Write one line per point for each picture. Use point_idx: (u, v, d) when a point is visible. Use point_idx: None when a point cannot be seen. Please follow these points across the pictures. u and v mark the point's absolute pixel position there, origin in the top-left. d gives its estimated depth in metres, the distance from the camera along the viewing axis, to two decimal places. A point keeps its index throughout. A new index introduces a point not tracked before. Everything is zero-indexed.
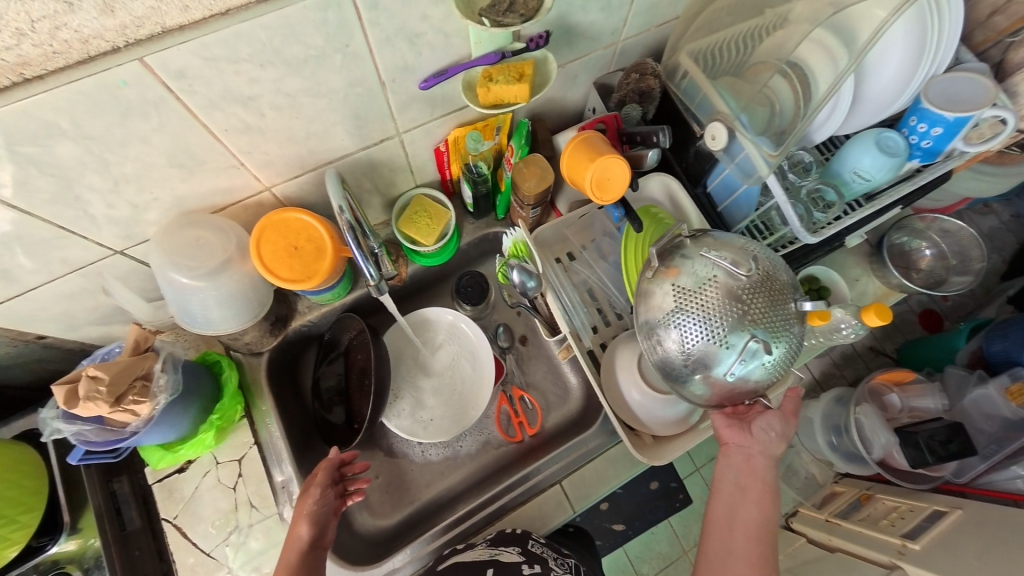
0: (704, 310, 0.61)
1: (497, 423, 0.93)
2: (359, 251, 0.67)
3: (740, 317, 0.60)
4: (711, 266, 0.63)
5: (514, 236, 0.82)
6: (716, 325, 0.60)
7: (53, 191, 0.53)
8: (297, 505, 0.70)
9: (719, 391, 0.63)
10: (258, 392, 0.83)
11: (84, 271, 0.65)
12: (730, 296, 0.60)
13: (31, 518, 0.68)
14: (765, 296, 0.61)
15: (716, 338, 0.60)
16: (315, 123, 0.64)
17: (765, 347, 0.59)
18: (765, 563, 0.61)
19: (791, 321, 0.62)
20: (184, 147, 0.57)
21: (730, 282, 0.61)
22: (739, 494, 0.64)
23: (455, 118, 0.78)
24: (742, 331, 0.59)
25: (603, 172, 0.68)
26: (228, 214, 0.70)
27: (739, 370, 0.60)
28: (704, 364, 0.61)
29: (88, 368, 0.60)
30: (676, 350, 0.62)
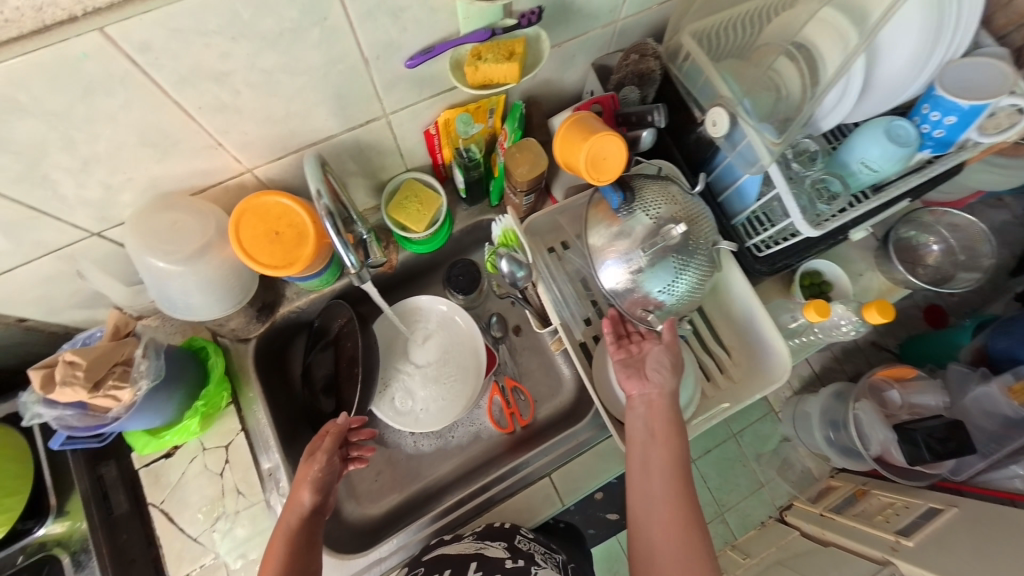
0: (645, 206, 0.70)
1: (488, 413, 0.92)
2: (338, 240, 0.63)
3: (669, 220, 0.70)
4: (661, 183, 0.73)
5: (504, 224, 0.78)
6: (652, 217, 0.70)
7: (18, 170, 0.51)
8: (297, 470, 0.69)
9: (635, 282, 0.70)
10: (246, 379, 0.82)
11: (60, 253, 0.63)
12: (667, 204, 0.71)
13: (15, 502, 0.68)
14: (692, 216, 0.71)
15: (649, 229, 0.69)
16: (295, 102, 0.61)
17: (686, 249, 0.70)
18: (684, 502, 0.61)
19: (704, 247, 0.72)
20: (155, 126, 0.54)
21: (670, 195, 0.72)
22: (648, 439, 0.65)
23: (445, 100, 0.76)
24: (670, 227, 0.68)
25: (597, 151, 0.65)
26: (208, 197, 0.68)
27: (660, 262, 0.69)
28: (633, 250, 0.69)
29: (66, 353, 0.59)
30: (614, 231, 0.71)
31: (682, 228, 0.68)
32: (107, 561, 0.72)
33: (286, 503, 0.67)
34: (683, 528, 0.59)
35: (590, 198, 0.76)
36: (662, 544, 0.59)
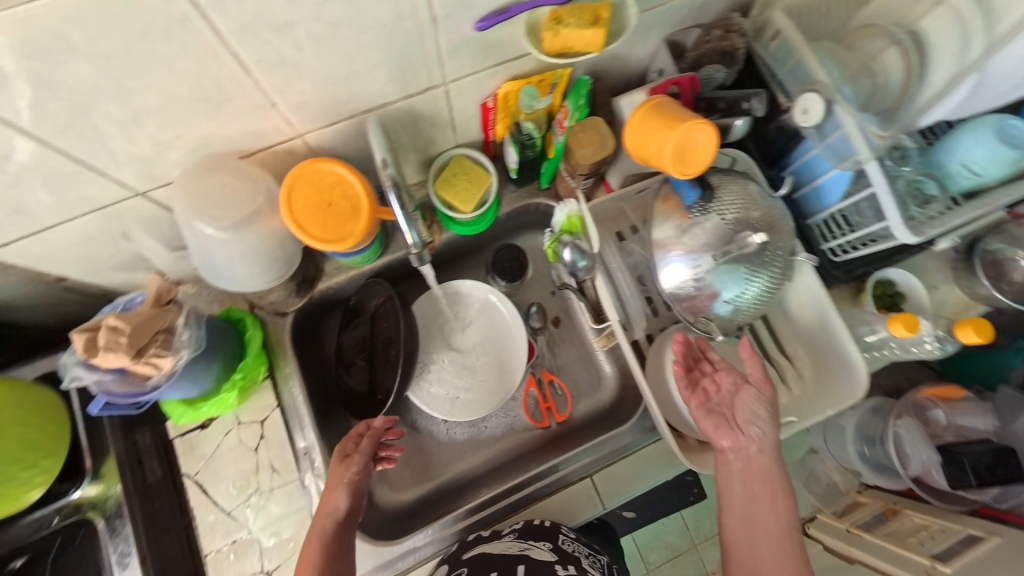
0: (724, 208, 0.63)
1: (524, 406, 0.88)
2: (402, 215, 0.61)
3: (746, 224, 0.62)
4: (741, 180, 0.65)
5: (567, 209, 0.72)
6: (727, 220, 0.62)
7: (67, 118, 0.47)
8: (328, 473, 0.66)
9: (696, 287, 0.64)
10: (283, 354, 0.80)
11: (104, 211, 0.60)
12: (748, 208, 0.62)
13: (53, 463, 0.67)
14: (773, 222, 0.63)
15: (721, 234, 0.62)
16: (356, 62, 0.56)
17: (761, 260, 0.62)
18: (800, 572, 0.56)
19: (783, 259, 0.64)
20: (211, 79, 0.50)
21: (751, 197, 0.63)
22: (750, 503, 0.60)
23: (509, 70, 0.70)
24: (748, 235, 0.61)
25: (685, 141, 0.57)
26: (256, 161, 0.64)
27: (730, 273, 0.62)
28: (700, 254, 0.63)
29: (109, 318, 0.57)
30: (681, 229, 0.64)
31: (762, 236, 0.60)
32: (140, 527, 0.71)
33: (319, 507, 0.65)
34: None
35: (658, 189, 0.68)
36: None
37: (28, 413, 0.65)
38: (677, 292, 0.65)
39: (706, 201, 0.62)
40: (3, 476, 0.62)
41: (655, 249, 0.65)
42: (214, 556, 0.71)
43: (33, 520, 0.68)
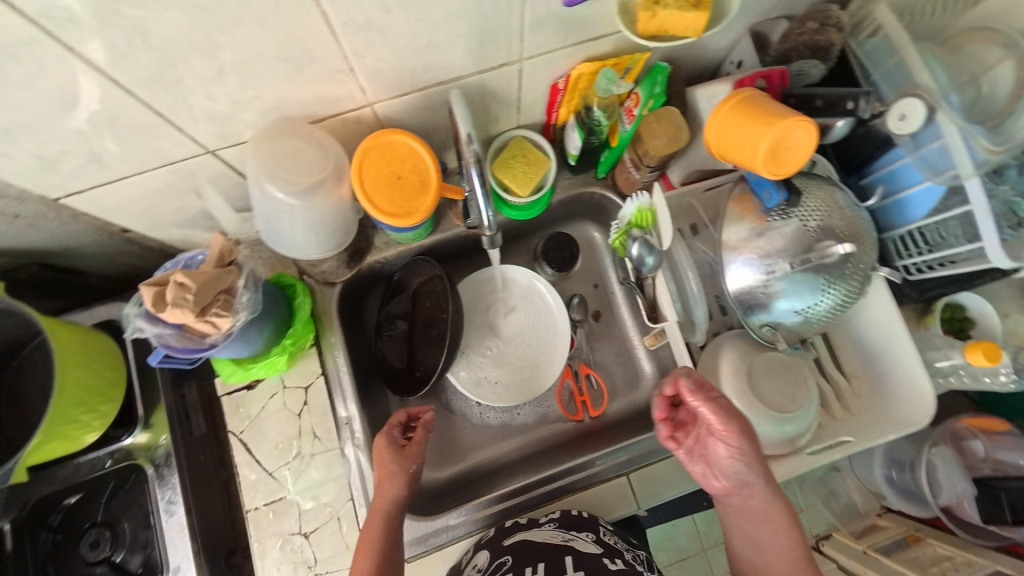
0: (805, 216, 0.60)
1: (558, 398, 0.88)
2: (481, 192, 0.60)
3: (828, 233, 0.59)
4: (829, 188, 0.62)
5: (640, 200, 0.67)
6: (808, 227, 0.59)
7: (155, 69, 0.47)
8: (375, 462, 0.70)
9: (767, 291, 0.61)
10: (329, 324, 0.81)
11: (174, 167, 0.60)
12: (830, 221, 0.60)
13: (110, 408, 0.70)
14: (855, 234, 0.60)
15: (801, 240, 0.59)
16: (438, 31, 0.54)
17: (841, 272, 0.59)
18: None
19: (863, 272, 0.61)
20: (296, 38, 0.49)
21: (834, 207, 0.60)
22: (757, 547, 0.61)
23: (586, 51, 0.67)
24: (829, 245, 0.58)
25: (783, 138, 0.54)
26: (324, 127, 0.63)
27: (808, 282, 0.60)
28: (775, 260, 0.60)
29: (177, 274, 0.58)
30: (758, 233, 0.61)
31: (848, 246, 0.58)
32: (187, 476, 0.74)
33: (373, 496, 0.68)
34: None
35: (733, 187, 0.65)
36: None
37: (91, 358, 0.68)
38: (746, 298, 0.62)
39: (789, 204, 0.60)
40: (66, 417, 0.64)
41: (727, 252, 0.62)
42: (255, 513, 0.73)
43: (88, 461, 0.71)
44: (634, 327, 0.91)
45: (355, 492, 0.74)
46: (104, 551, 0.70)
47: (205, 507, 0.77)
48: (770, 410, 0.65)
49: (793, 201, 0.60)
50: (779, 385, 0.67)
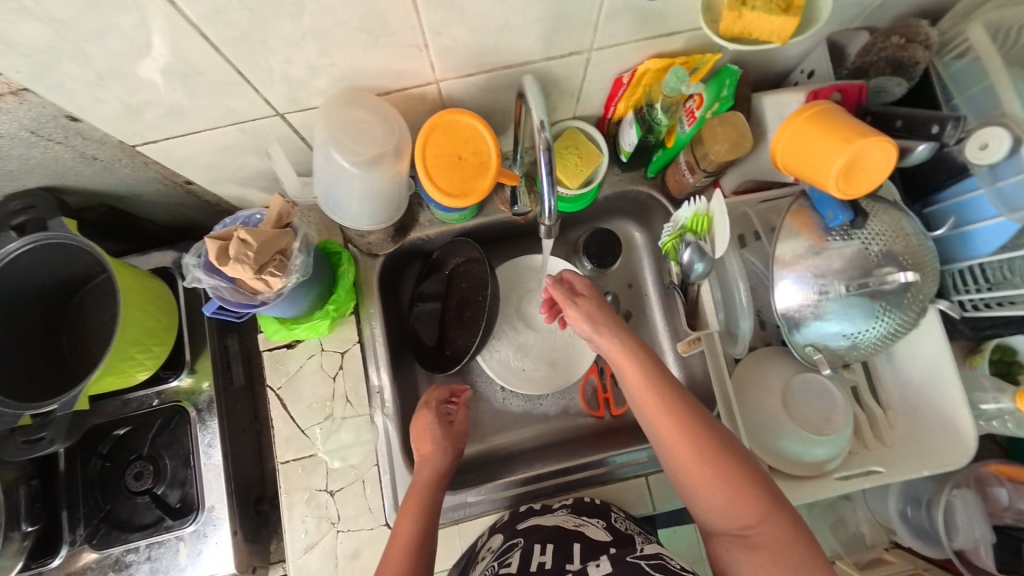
0: (868, 238, 0.59)
1: (581, 393, 0.90)
2: (548, 181, 0.56)
3: (891, 258, 0.58)
4: (895, 213, 0.60)
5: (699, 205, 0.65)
6: (869, 250, 0.58)
7: (244, 29, 0.48)
8: (415, 439, 0.75)
9: (817, 309, 0.60)
10: (369, 294, 0.84)
11: (244, 126, 0.62)
12: (894, 246, 0.58)
13: (162, 350, 0.75)
14: (919, 262, 0.58)
15: (860, 262, 0.58)
16: (516, 14, 0.54)
17: (897, 300, 0.59)
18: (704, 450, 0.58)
19: (922, 302, 0.60)
20: (380, 10, 0.49)
21: (900, 233, 0.59)
22: (648, 416, 0.63)
23: (655, 46, 0.66)
24: (889, 270, 0.58)
25: (858, 156, 0.53)
26: (389, 100, 0.64)
27: (862, 307, 0.59)
28: (830, 280, 0.59)
29: (239, 231, 0.61)
30: (816, 251, 0.60)
31: (912, 275, 0.57)
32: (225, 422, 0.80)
33: (415, 471, 0.72)
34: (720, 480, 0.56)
35: (791, 201, 0.64)
36: (720, 509, 0.56)
37: (149, 301, 0.72)
38: (796, 318, 0.62)
39: (852, 225, 0.59)
40: (125, 353, 0.69)
41: (779, 271, 0.61)
42: (285, 466, 0.78)
43: (137, 398, 0.77)
44: (664, 331, 0.91)
45: (380, 458, 0.79)
46: (146, 483, 0.77)
47: (239, 455, 0.82)
48: (801, 429, 0.66)
49: (856, 222, 0.59)
50: (815, 406, 0.67)
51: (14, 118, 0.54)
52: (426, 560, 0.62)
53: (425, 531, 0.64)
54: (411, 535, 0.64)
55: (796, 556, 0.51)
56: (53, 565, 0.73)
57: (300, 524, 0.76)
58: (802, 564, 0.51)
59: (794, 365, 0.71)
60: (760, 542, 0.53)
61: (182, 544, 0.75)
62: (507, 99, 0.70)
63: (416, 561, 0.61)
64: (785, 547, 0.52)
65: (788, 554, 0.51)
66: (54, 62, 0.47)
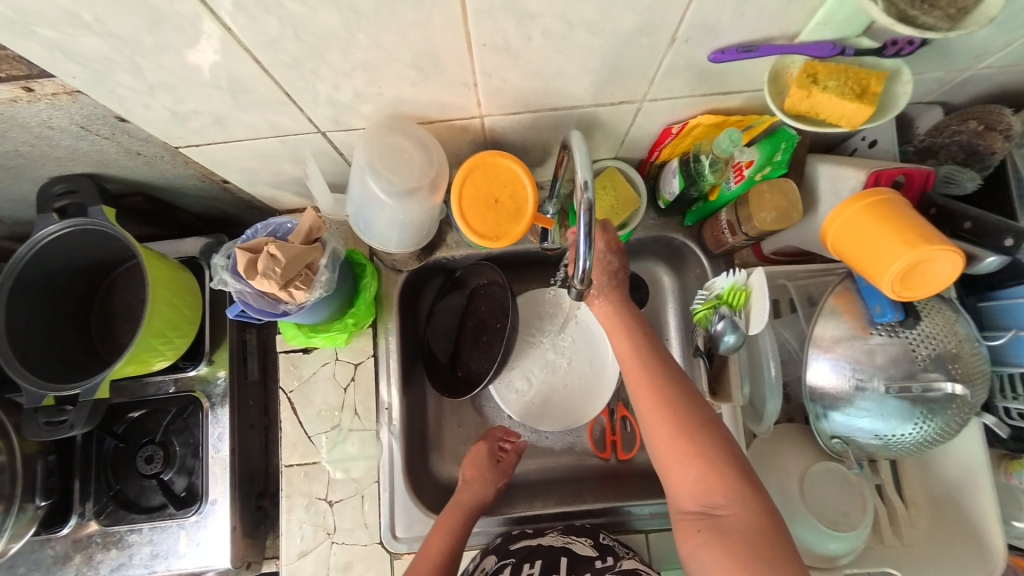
0: (920, 338, 0.56)
1: (589, 433, 0.90)
2: (583, 239, 0.54)
3: (942, 364, 0.55)
4: (950, 315, 0.57)
5: (738, 278, 0.62)
6: (918, 352, 0.55)
7: (295, 57, 0.47)
8: (466, 464, 0.81)
9: (850, 401, 0.58)
10: (388, 308, 0.85)
11: (284, 139, 0.62)
12: (948, 348, 0.55)
13: (182, 343, 0.77)
14: (971, 372, 0.55)
15: (909, 360, 0.55)
16: (571, 63, 0.52)
17: (941, 409, 0.55)
18: (687, 420, 0.57)
19: (968, 412, 0.56)
20: (433, 51, 0.48)
21: (955, 337, 0.56)
22: (635, 381, 0.62)
23: (712, 102, 0.63)
24: (937, 377, 0.54)
25: (920, 262, 0.50)
26: (431, 129, 0.63)
27: (901, 411, 0.56)
28: (872, 375, 0.56)
29: (270, 246, 0.62)
30: (860, 342, 0.57)
31: (961, 387, 0.53)
32: (236, 415, 0.82)
33: (454, 493, 0.78)
34: (695, 453, 0.56)
35: (834, 283, 0.62)
36: (694, 483, 0.55)
37: (176, 294, 0.74)
38: (824, 409, 0.60)
39: (900, 324, 0.56)
40: (149, 344, 0.71)
41: (813, 353, 0.59)
42: (288, 469, 0.81)
43: (154, 382, 0.81)
44: None
45: (381, 475, 0.81)
46: (155, 468, 0.80)
47: (246, 449, 0.84)
48: (816, 520, 0.63)
49: (905, 321, 0.56)
50: (836, 499, 0.65)
51: (66, 114, 0.55)
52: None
53: (451, 555, 0.72)
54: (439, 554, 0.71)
55: (759, 537, 0.50)
56: (62, 533, 0.77)
57: (298, 528, 0.79)
58: (764, 546, 0.50)
59: (813, 449, 0.68)
60: (726, 521, 0.52)
61: (184, 532, 0.78)
62: (550, 137, 0.68)
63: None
64: (751, 526, 0.51)
65: (751, 534, 0.51)
66: (109, 72, 0.47)
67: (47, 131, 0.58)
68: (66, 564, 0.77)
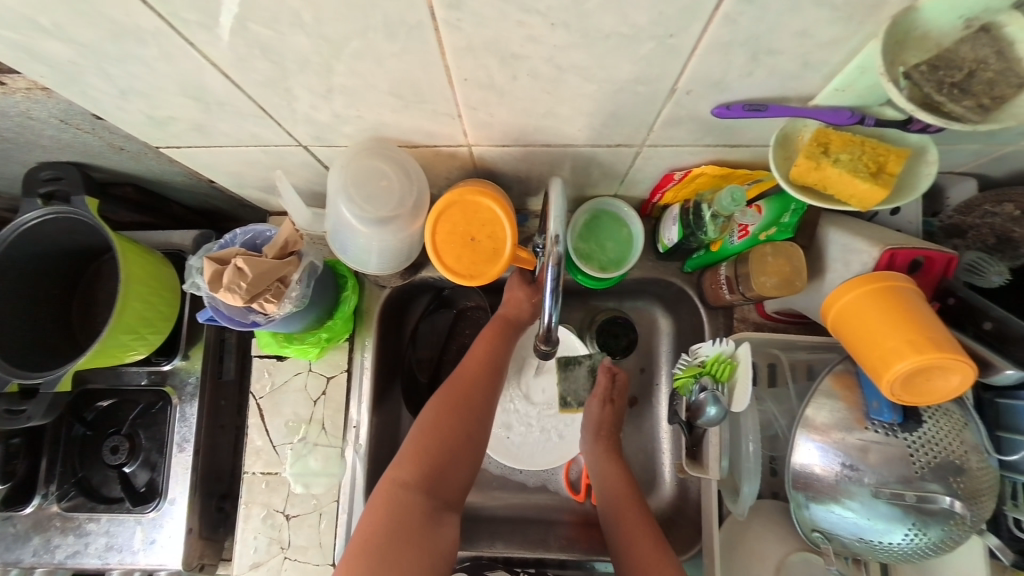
0: (922, 439, 0.50)
1: (566, 469, 0.87)
2: (551, 292, 0.52)
3: (944, 473, 0.49)
4: (960, 421, 0.51)
5: (722, 345, 0.59)
6: (918, 456, 0.50)
7: (268, 76, 0.45)
8: (506, 291, 0.78)
9: (835, 497, 0.52)
10: (368, 323, 0.83)
11: (267, 149, 0.60)
12: (953, 454, 0.50)
13: (156, 338, 0.76)
14: (976, 486, 0.49)
15: (905, 462, 0.50)
16: (563, 105, 0.48)
17: (938, 523, 0.50)
18: (657, 548, 0.65)
19: (971, 529, 0.50)
20: (412, 83, 0.45)
21: (962, 447, 0.50)
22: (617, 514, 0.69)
23: (719, 153, 0.58)
24: (936, 487, 0.49)
25: (925, 370, 0.45)
26: (415, 153, 0.60)
27: (891, 518, 0.50)
28: (862, 470, 0.51)
29: (238, 258, 0.60)
30: (853, 433, 0.52)
31: (960, 505, 0.48)
32: (207, 416, 0.82)
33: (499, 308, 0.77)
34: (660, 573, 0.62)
35: (830, 363, 0.57)
36: None
37: (152, 289, 0.73)
38: (807, 500, 0.54)
39: (898, 425, 0.51)
40: (119, 340, 0.70)
41: (802, 437, 0.54)
42: (251, 476, 0.79)
43: (131, 372, 0.81)
44: (667, 437, 0.84)
45: (341, 495, 0.79)
46: (120, 459, 0.79)
47: (213, 448, 0.84)
48: None
49: (904, 424, 0.51)
50: None
51: (46, 108, 0.54)
52: (499, 370, 0.73)
53: (501, 355, 0.74)
54: (494, 351, 0.74)
55: None
56: (25, 512, 0.78)
57: (252, 539, 0.78)
58: None
59: (795, 536, 0.63)
60: None
61: (140, 527, 0.78)
62: (544, 171, 0.64)
63: (490, 372, 0.72)
64: None
65: None
66: (77, 74, 0.46)
67: (29, 121, 0.57)
68: (25, 543, 0.78)
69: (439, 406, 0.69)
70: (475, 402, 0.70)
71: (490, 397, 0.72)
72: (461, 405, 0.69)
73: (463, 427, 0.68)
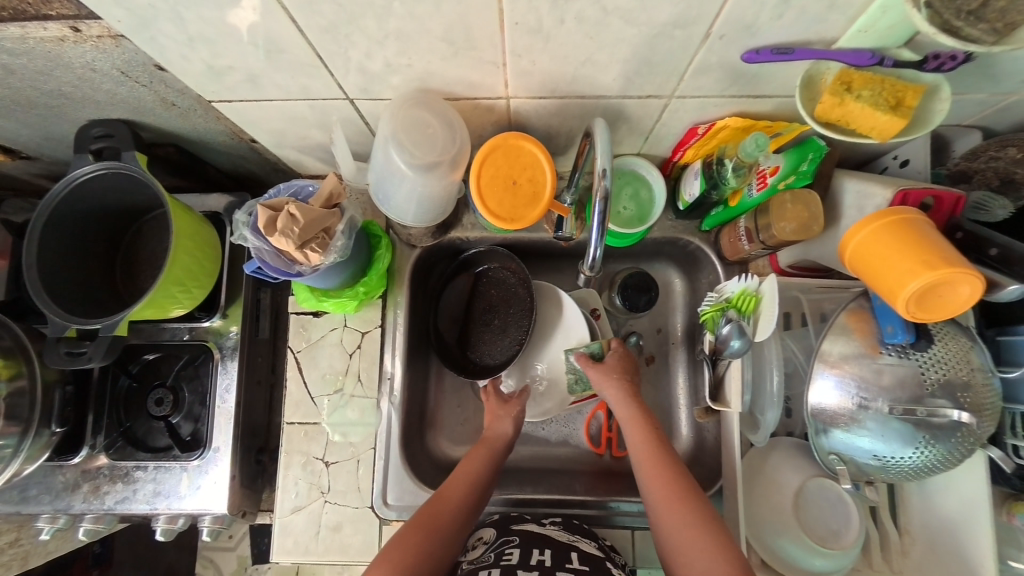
0: (934, 358, 0.55)
1: (585, 426, 0.91)
2: (597, 226, 0.56)
3: (952, 389, 0.54)
4: (967, 345, 0.56)
5: (749, 283, 0.63)
6: (929, 374, 0.54)
7: (331, 20, 0.49)
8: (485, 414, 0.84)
9: (853, 418, 0.56)
10: (399, 281, 0.86)
11: (313, 103, 0.63)
12: (962, 370, 0.54)
13: (198, 293, 0.80)
14: (982, 399, 0.54)
15: (918, 383, 0.54)
16: (603, 52, 0.52)
17: (948, 437, 0.54)
18: (678, 477, 0.66)
19: (977, 443, 0.55)
20: (464, 27, 0.49)
21: (967, 366, 0.55)
22: (644, 449, 0.70)
23: (740, 105, 0.62)
24: (944, 401, 0.54)
25: (936, 289, 0.49)
26: (456, 106, 0.63)
27: (904, 434, 0.55)
28: (880, 393, 0.55)
29: (289, 206, 0.64)
30: (869, 359, 0.56)
31: (967, 416, 0.52)
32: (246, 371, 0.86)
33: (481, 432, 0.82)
34: (680, 499, 0.64)
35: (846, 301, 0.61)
36: (679, 525, 0.61)
37: (196, 246, 0.77)
38: (826, 426, 0.58)
39: (911, 346, 0.55)
40: (168, 292, 0.74)
41: (819, 372, 0.58)
42: (290, 426, 0.83)
43: (172, 328, 0.84)
44: (684, 391, 0.88)
45: (378, 442, 0.83)
46: (165, 410, 0.83)
47: (251, 403, 0.87)
48: (804, 536, 0.64)
49: (916, 344, 0.55)
50: (826, 517, 0.65)
51: (110, 58, 0.57)
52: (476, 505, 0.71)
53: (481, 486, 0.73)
54: (470, 478, 0.73)
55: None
56: (74, 462, 0.82)
57: (293, 485, 0.82)
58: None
59: (810, 466, 0.68)
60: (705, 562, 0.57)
61: (185, 474, 0.82)
62: (574, 126, 0.68)
63: (471, 500, 0.71)
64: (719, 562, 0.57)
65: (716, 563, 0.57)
66: (153, 20, 0.49)
67: (90, 73, 0.60)
68: (75, 491, 0.82)
69: (415, 523, 0.67)
70: (447, 527, 0.67)
71: (463, 523, 0.69)
72: (433, 522, 0.67)
73: (439, 537, 0.66)
